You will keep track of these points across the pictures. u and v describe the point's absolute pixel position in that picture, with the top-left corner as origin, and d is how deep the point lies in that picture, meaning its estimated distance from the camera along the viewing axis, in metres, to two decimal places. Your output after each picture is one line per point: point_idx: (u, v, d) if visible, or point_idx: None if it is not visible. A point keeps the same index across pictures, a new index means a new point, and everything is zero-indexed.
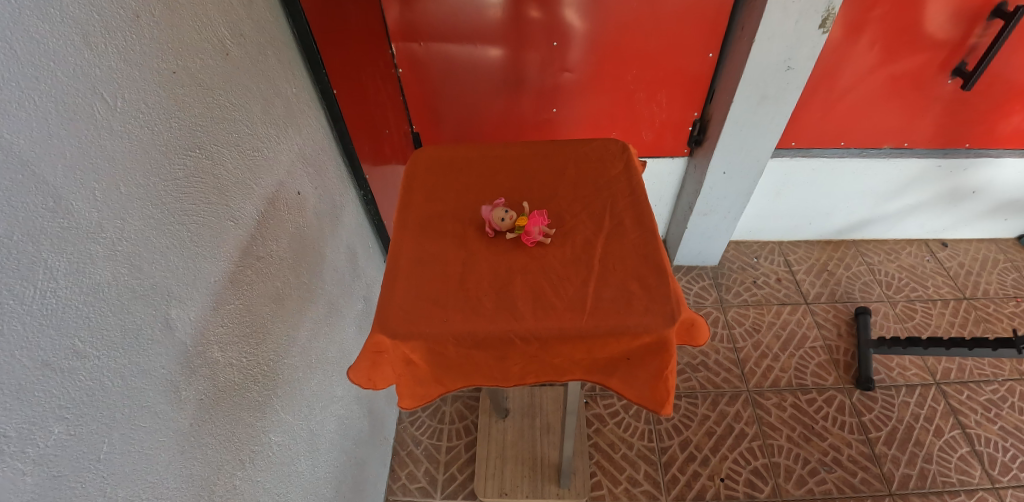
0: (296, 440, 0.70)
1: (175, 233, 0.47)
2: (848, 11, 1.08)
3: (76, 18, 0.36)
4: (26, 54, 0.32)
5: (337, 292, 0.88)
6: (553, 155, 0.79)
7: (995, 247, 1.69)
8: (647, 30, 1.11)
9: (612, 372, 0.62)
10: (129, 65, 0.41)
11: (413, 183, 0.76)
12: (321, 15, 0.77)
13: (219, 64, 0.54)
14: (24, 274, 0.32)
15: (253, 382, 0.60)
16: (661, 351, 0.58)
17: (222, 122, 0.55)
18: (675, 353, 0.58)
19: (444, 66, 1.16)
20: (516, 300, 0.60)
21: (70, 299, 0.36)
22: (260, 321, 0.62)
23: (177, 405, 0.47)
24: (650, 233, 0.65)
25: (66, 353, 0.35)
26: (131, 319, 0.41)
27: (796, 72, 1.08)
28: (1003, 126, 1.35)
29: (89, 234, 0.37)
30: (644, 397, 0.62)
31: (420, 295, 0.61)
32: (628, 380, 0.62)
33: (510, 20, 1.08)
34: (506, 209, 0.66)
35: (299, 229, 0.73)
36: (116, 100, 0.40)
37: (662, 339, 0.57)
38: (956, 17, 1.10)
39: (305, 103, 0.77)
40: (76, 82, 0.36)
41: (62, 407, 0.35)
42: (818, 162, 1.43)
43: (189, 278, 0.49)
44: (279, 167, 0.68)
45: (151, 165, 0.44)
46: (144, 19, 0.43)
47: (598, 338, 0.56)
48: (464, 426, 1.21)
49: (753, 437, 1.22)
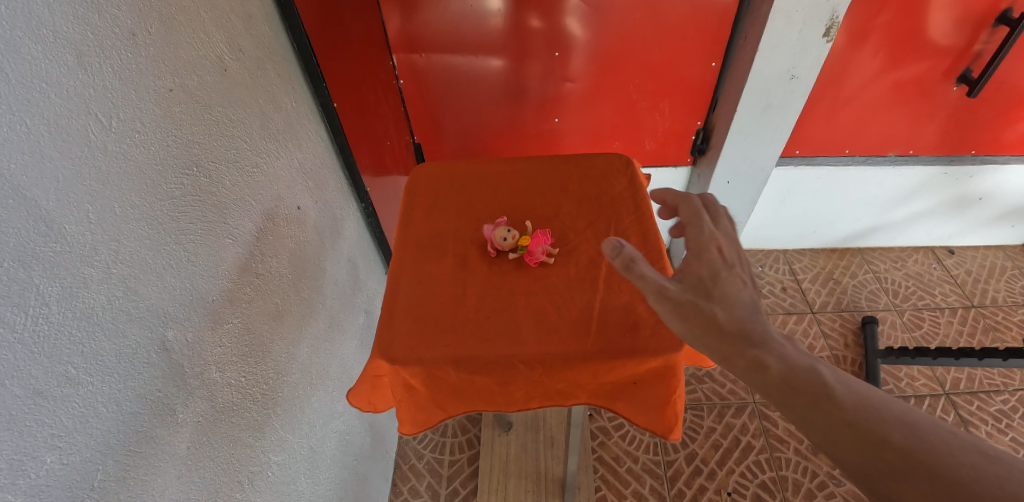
0: (295, 459, 0.69)
1: (171, 253, 0.46)
2: (849, 19, 1.08)
3: (70, 38, 0.36)
4: (19, 76, 0.32)
5: (338, 305, 0.88)
6: (557, 171, 0.79)
7: (1002, 254, 1.67)
8: (648, 39, 1.10)
9: (618, 396, 0.60)
10: (125, 83, 0.41)
11: (414, 199, 0.76)
12: (322, 29, 0.77)
13: (217, 81, 0.54)
14: (16, 302, 0.31)
15: (251, 402, 0.59)
16: (669, 374, 0.56)
17: (220, 139, 0.55)
18: (683, 377, 0.57)
19: (444, 77, 1.16)
20: (519, 323, 0.59)
21: (62, 326, 0.35)
22: (258, 340, 0.61)
23: (173, 429, 0.46)
24: (656, 252, 0.64)
25: (58, 380, 0.34)
26: (127, 343, 0.40)
27: (801, 80, 1.07)
28: (1009, 133, 1.33)
29: (82, 257, 0.37)
30: (651, 422, 0.60)
31: (421, 317, 0.60)
32: (635, 404, 0.60)
33: (511, 29, 1.08)
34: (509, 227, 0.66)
35: (298, 244, 0.73)
36: (110, 120, 0.39)
37: (671, 363, 0.55)
38: (959, 25, 1.09)
39: (305, 117, 0.77)
40: (70, 103, 0.36)
41: (55, 436, 0.34)
42: (823, 171, 1.42)
43: (185, 299, 0.48)
44: (278, 183, 0.67)
45: (147, 185, 0.43)
46: (140, 37, 0.43)
47: (605, 363, 0.55)
48: (466, 440, 1.19)
49: (759, 450, 1.20)
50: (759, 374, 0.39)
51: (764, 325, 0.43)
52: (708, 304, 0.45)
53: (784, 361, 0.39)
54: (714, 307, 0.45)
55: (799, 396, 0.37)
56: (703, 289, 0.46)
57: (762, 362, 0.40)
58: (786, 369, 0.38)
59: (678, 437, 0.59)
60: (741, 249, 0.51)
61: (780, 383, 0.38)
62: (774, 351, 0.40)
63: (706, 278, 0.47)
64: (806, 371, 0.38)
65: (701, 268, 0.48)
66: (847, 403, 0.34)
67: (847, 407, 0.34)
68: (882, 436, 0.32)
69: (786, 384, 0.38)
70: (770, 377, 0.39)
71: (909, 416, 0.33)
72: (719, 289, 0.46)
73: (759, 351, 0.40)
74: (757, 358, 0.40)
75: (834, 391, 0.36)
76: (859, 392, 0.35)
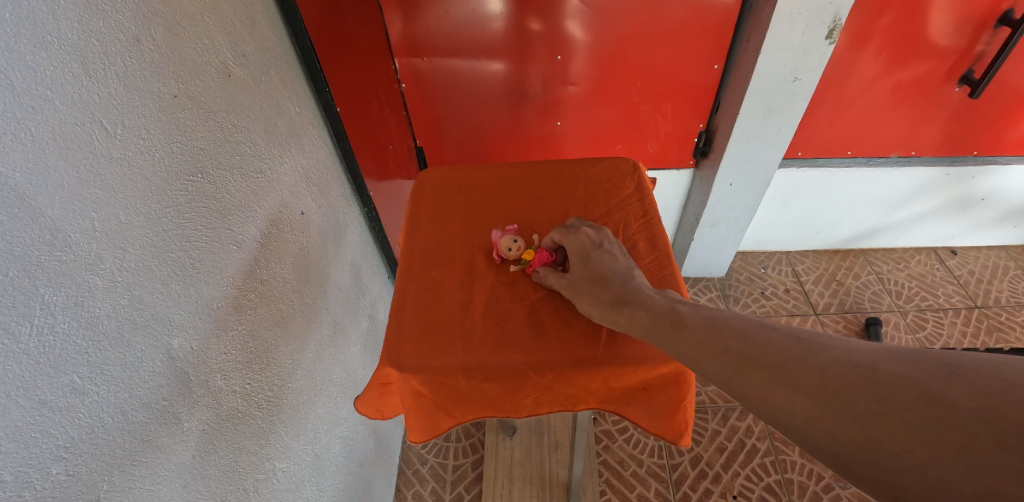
0: (299, 466, 0.69)
1: (176, 260, 0.46)
2: (851, 21, 1.08)
3: (74, 45, 0.36)
4: (23, 84, 0.32)
5: (341, 312, 0.87)
6: (563, 175, 0.78)
7: (1005, 254, 1.67)
8: (650, 42, 1.10)
9: (627, 402, 0.60)
10: (130, 90, 0.41)
11: (419, 205, 0.76)
12: (325, 33, 0.77)
13: (221, 86, 0.54)
14: (21, 312, 0.31)
15: (255, 409, 0.58)
16: (679, 380, 0.56)
17: (225, 145, 0.54)
18: (693, 383, 0.56)
19: (447, 80, 1.16)
20: (525, 328, 0.59)
21: (68, 336, 0.34)
22: (262, 347, 0.60)
23: (179, 438, 0.45)
24: (665, 257, 0.64)
25: (64, 391, 0.34)
26: (132, 352, 0.40)
27: (803, 82, 1.07)
28: (1012, 133, 1.33)
29: (88, 266, 0.36)
30: (661, 428, 0.60)
31: (427, 324, 0.59)
32: (644, 409, 0.60)
33: (512, 33, 1.08)
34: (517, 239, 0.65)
35: (302, 250, 0.72)
36: (115, 127, 0.39)
37: (679, 370, 0.55)
38: (961, 26, 1.09)
39: (309, 122, 0.76)
40: (74, 109, 0.35)
41: (61, 447, 0.34)
42: (825, 172, 1.42)
43: (191, 306, 0.47)
44: (282, 188, 0.67)
45: (152, 192, 0.43)
46: (145, 43, 0.43)
47: (613, 370, 0.55)
48: (471, 444, 1.18)
49: (764, 453, 1.19)
50: (636, 326, 0.50)
51: (632, 284, 0.54)
52: (587, 284, 0.57)
53: (741, 342, 0.42)
54: (594, 284, 0.56)
55: (763, 371, 0.39)
56: (582, 271, 0.58)
57: (636, 316, 0.50)
58: (740, 345, 0.42)
59: (688, 442, 0.59)
60: (604, 228, 0.63)
61: (735, 359, 0.41)
62: (677, 320, 0.47)
63: (580, 261, 0.59)
64: (757, 345, 0.41)
65: (574, 253, 0.60)
66: (795, 363, 0.38)
67: (795, 363, 0.38)
68: (829, 380, 0.35)
69: (743, 360, 0.41)
70: (657, 336, 0.48)
71: (841, 353, 0.36)
72: (594, 266, 0.57)
73: (632, 308, 0.51)
74: (719, 344, 0.43)
75: (783, 355, 0.39)
76: (798, 346, 0.39)
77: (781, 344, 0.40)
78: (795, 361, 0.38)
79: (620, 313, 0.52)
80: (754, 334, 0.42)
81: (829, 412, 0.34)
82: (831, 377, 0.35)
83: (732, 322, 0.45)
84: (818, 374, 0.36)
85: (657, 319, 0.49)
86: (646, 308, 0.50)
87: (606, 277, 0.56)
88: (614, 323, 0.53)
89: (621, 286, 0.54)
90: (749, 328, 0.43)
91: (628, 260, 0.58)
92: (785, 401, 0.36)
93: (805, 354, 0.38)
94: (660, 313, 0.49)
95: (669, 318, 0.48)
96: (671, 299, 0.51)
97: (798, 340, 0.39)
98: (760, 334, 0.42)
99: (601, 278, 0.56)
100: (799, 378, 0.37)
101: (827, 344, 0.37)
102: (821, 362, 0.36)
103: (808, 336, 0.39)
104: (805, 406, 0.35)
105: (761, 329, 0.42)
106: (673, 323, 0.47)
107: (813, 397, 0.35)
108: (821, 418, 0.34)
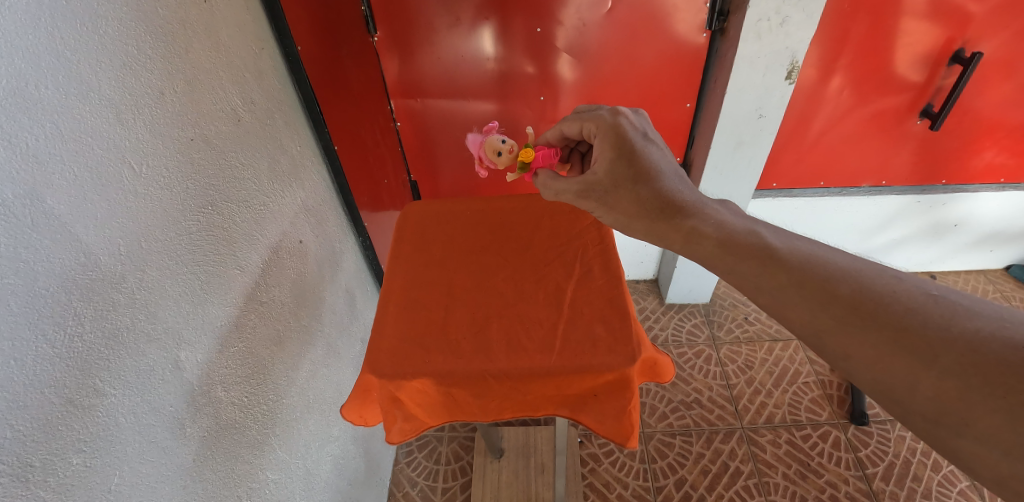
0: (291, 478, 0.72)
1: (188, 280, 0.52)
2: (811, 61, 1.18)
3: (111, 99, 0.43)
4: (69, 132, 0.39)
5: (336, 333, 0.93)
6: (531, 209, 0.85)
7: (984, 278, 1.73)
8: (626, 84, 1.19)
9: (581, 408, 0.65)
10: (154, 136, 0.48)
11: (403, 234, 0.82)
12: (325, 79, 0.86)
13: (231, 128, 0.61)
14: (57, 320, 0.37)
15: (252, 420, 0.63)
16: (624, 386, 0.61)
17: (233, 181, 0.62)
18: (636, 390, 0.62)
19: (442, 119, 1.26)
20: (491, 342, 0.64)
21: (93, 345, 0.40)
22: (260, 363, 0.65)
23: (182, 441, 0.50)
24: (616, 279, 0.71)
25: (88, 392, 0.39)
26: (144, 361, 0.45)
27: (769, 119, 1.15)
28: (978, 161, 1.40)
29: (112, 284, 0.42)
30: (611, 432, 0.64)
31: (404, 338, 0.65)
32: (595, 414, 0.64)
33: (500, 75, 1.18)
34: (503, 139, 0.76)
35: (299, 276, 0.79)
36: (141, 167, 0.46)
37: (623, 378, 0.60)
38: (916, 64, 1.18)
39: (308, 159, 0.84)
40: (109, 153, 0.42)
41: (82, 441, 0.39)
42: (801, 201, 1.50)
43: (199, 323, 0.53)
44: (283, 219, 0.74)
45: (168, 221, 0.50)
46: (168, 95, 0.50)
47: (564, 377, 0.60)
48: (459, 467, 1.21)
49: (748, 475, 1.21)
50: (699, 241, 0.51)
51: (688, 199, 0.56)
52: (632, 186, 0.59)
53: (854, 290, 0.40)
54: (638, 187, 0.58)
55: (882, 333, 0.37)
56: (623, 172, 0.60)
57: (701, 232, 0.51)
58: (852, 292, 0.40)
59: (635, 445, 0.63)
60: (641, 123, 0.65)
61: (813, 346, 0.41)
62: (770, 254, 0.46)
63: (620, 161, 0.60)
64: (872, 297, 0.39)
65: (615, 146, 0.62)
66: (936, 330, 0.35)
67: (935, 331, 0.35)
68: (982, 358, 0.33)
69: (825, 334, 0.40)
70: (731, 261, 0.48)
71: (995, 325, 0.34)
72: (637, 165, 0.59)
73: (695, 224, 0.52)
74: (825, 290, 0.41)
75: (918, 317, 0.36)
76: (934, 307, 0.37)
77: (912, 299, 0.38)
78: (931, 327, 0.36)
79: (679, 228, 0.53)
80: (871, 282, 0.40)
81: (972, 396, 0.32)
82: (984, 354, 0.33)
83: (830, 266, 0.43)
84: (968, 349, 0.34)
85: (733, 243, 0.48)
86: (713, 226, 0.51)
87: (652, 179, 0.58)
88: (671, 240, 0.54)
89: (670, 194, 0.56)
90: (863, 271, 0.41)
91: (669, 158, 0.61)
92: (907, 371, 0.35)
93: (946, 320, 0.36)
94: (737, 238, 0.49)
95: (760, 250, 0.46)
96: (747, 222, 0.51)
97: (932, 298, 0.37)
98: (883, 285, 0.39)
99: (646, 179, 0.58)
100: (938, 350, 0.35)
101: (970, 310, 0.36)
102: (969, 333, 0.34)
103: (940, 293, 0.37)
104: (938, 385, 0.34)
105: (883, 278, 0.40)
106: (762, 252, 0.46)
107: (954, 376, 0.33)
108: (959, 400, 0.33)
